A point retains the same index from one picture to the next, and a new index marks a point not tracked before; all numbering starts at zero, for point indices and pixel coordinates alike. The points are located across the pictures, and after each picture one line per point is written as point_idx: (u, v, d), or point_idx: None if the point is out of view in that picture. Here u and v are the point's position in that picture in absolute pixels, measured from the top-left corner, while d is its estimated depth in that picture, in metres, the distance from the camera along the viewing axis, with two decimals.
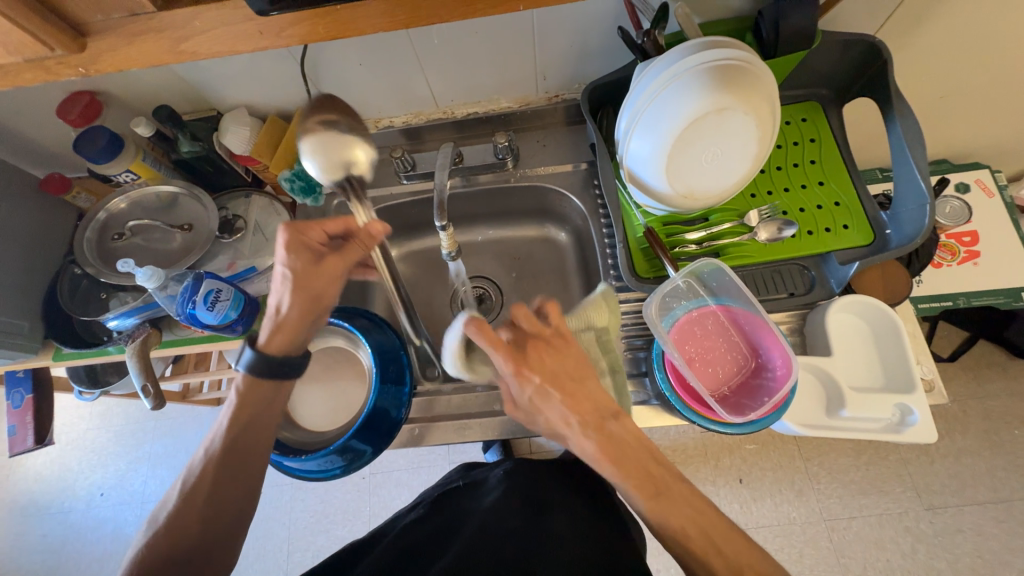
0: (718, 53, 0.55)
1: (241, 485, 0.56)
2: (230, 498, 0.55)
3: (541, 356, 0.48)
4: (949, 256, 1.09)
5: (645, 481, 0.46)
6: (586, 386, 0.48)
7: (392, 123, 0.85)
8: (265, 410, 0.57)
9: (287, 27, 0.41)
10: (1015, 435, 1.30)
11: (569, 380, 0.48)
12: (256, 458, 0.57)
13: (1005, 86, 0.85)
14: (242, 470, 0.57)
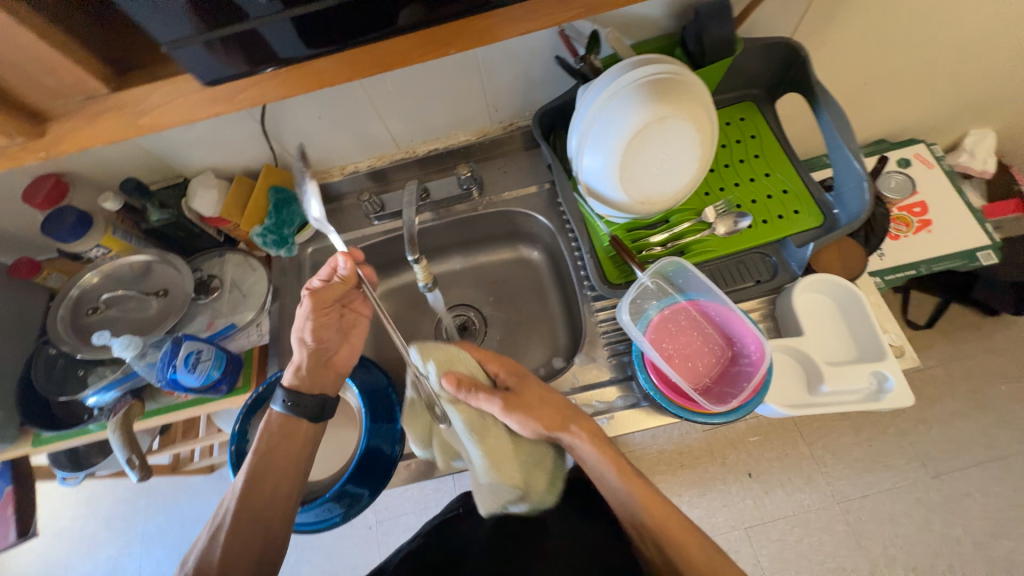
0: (650, 71, 0.60)
1: (261, 521, 0.58)
2: (252, 533, 0.57)
3: (523, 380, 0.66)
4: (904, 228, 1.14)
5: (621, 466, 0.62)
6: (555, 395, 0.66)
7: (357, 168, 0.88)
8: (284, 444, 0.62)
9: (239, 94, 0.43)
10: (1000, 390, 1.34)
11: (547, 392, 0.65)
12: (280, 493, 0.60)
13: (920, 66, 0.93)
14: (267, 501, 0.59)
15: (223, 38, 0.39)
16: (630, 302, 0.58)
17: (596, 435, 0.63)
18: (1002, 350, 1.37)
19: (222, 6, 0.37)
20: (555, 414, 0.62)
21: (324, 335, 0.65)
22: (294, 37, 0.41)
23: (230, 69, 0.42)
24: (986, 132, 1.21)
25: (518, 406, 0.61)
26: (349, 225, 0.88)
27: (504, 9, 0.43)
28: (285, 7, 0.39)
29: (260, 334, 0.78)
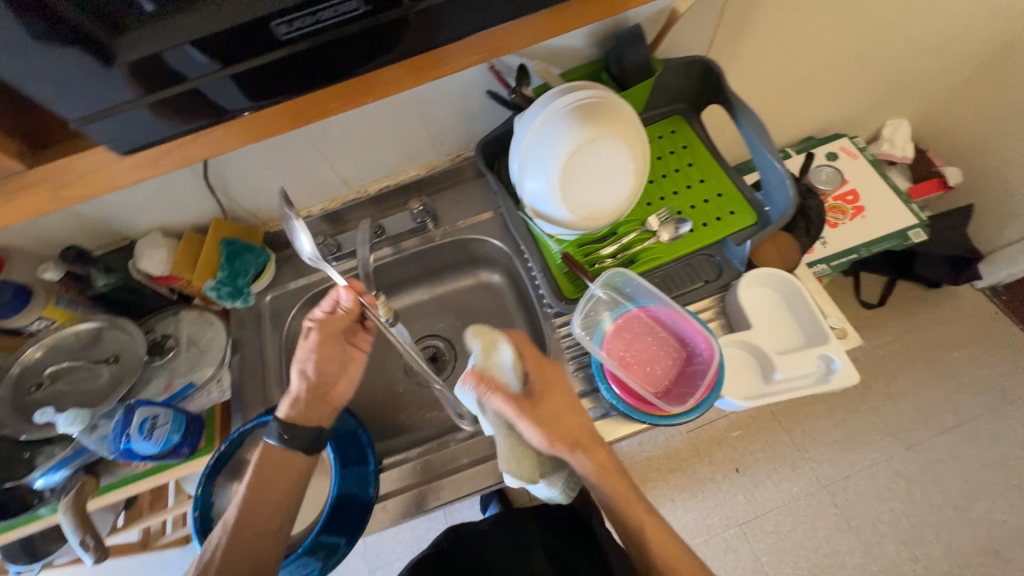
0: (577, 97, 0.64)
1: (252, 553, 0.58)
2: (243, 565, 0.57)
3: (550, 386, 0.61)
4: (841, 216, 1.22)
5: (626, 491, 0.60)
6: (582, 414, 0.61)
7: (311, 213, 0.88)
8: (277, 473, 0.62)
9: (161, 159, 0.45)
10: (954, 357, 1.41)
11: (573, 408, 0.61)
12: (270, 523, 0.60)
13: (826, 70, 1.02)
14: (258, 532, 0.59)
15: (163, 100, 0.40)
16: (582, 316, 0.61)
17: (599, 464, 0.59)
18: (949, 319, 1.45)
19: (160, 72, 0.38)
20: (569, 433, 0.59)
21: (323, 368, 0.66)
22: (233, 94, 0.42)
23: (168, 128, 0.43)
24: (900, 121, 1.31)
25: (532, 415, 0.58)
26: (308, 269, 0.88)
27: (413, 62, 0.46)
28: (223, 66, 0.39)
29: (221, 391, 0.76)
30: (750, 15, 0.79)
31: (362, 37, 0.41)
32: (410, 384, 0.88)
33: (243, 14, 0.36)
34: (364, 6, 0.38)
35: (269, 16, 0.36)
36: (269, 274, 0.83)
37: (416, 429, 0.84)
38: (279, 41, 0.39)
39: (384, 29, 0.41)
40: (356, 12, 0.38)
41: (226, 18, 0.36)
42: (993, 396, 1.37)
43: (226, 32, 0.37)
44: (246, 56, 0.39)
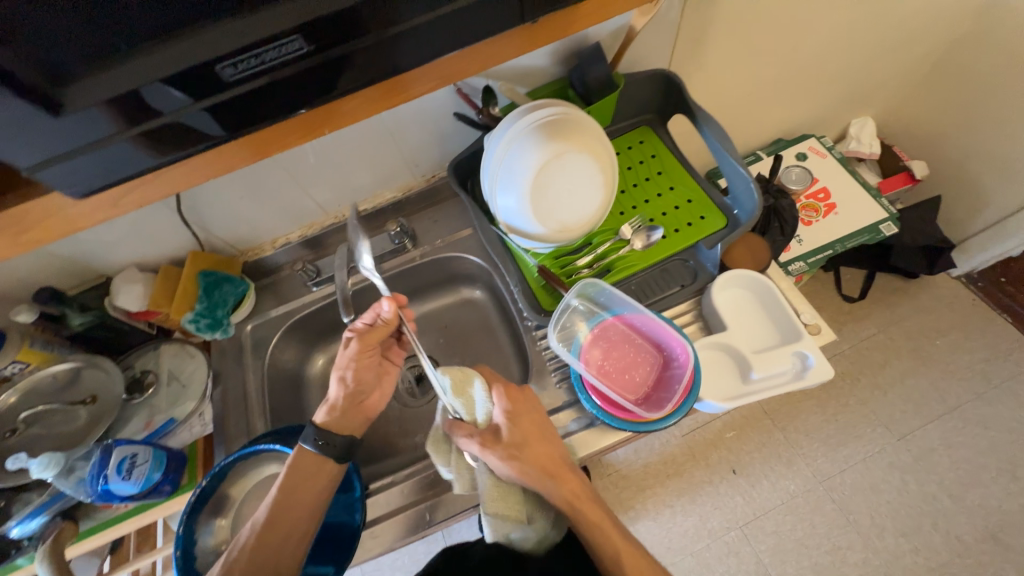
0: (541, 114, 0.66)
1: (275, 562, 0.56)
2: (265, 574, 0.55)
3: (520, 413, 0.63)
4: (814, 213, 1.25)
5: (603, 522, 0.59)
6: (557, 442, 0.63)
7: (289, 240, 0.88)
8: (308, 480, 0.60)
9: (125, 197, 0.45)
10: (936, 345, 1.44)
11: (546, 434, 0.63)
12: (294, 532, 0.58)
13: (788, 75, 1.05)
14: (280, 544, 0.57)
15: (143, 133, 0.40)
16: (557, 329, 0.63)
17: (570, 492, 0.60)
18: (930, 308, 1.48)
19: (135, 107, 0.38)
20: (541, 460, 0.60)
21: (362, 377, 0.65)
22: (198, 130, 0.42)
23: (155, 159, 0.43)
24: (865, 119, 1.36)
25: (500, 446, 0.59)
26: (288, 296, 0.88)
27: (365, 92, 0.46)
28: (196, 100, 0.39)
29: (203, 424, 0.75)
30: (707, 27, 0.82)
31: (316, 71, 0.41)
32: (397, 406, 0.87)
33: (188, 58, 0.36)
34: (307, 46, 0.38)
35: (214, 59, 0.37)
36: (248, 303, 0.83)
37: (404, 450, 0.84)
38: (225, 83, 0.39)
39: (331, 66, 0.41)
40: (302, 51, 0.39)
41: (171, 64, 0.36)
42: (978, 381, 1.39)
43: (168, 78, 0.37)
44: (198, 98, 0.39)
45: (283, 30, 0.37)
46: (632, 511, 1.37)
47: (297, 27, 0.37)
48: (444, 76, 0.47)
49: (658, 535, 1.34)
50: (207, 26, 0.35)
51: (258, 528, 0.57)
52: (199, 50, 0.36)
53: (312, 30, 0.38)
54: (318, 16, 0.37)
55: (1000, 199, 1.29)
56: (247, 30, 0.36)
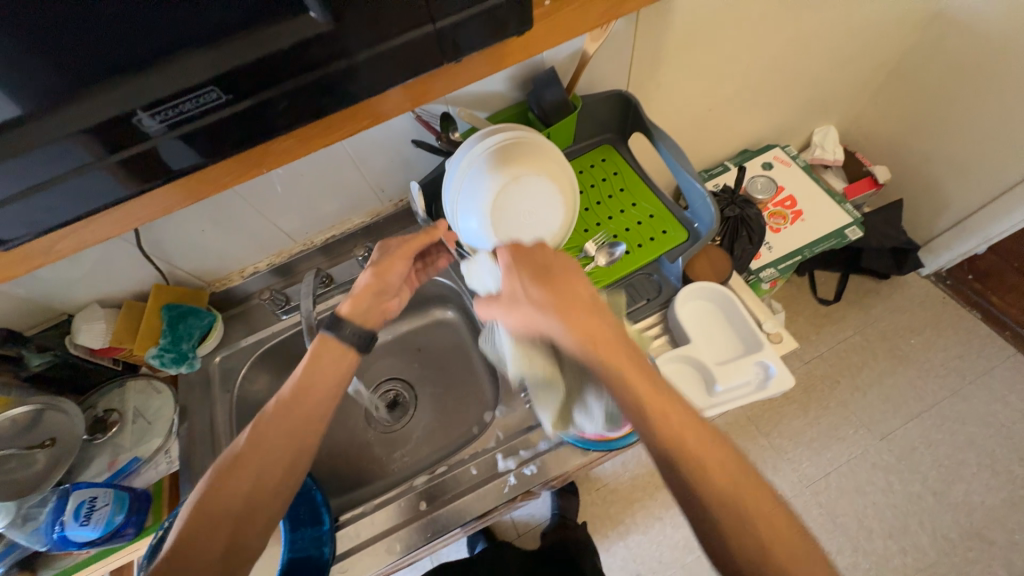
0: (496, 139, 0.67)
1: (295, 437, 0.57)
2: (280, 450, 0.56)
3: (524, 261, 0.57)
4: (782, 221, 1.29)
5: (630, 362, 0.52)
6: (582, 281, 0.56)
7: (257, 268, 0.87)
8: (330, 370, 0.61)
9: (66, 238, 0.44)
10: (911, 343, 1.46)
11: (566, 272, 0.57)
12: (313, 414, 0.58)
13: (747, 90, 1.09)
14: (299, 422, 0.57)
15: (123, 161, 0.38)
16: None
17: (583, 334, 0.53)
18: (903, 308, 1.51)
19: (114, 135, 0.36)
20: (554, 303, 0.54)
21: (389, 274, 0.66)
22: (137, 176, 0.40)
23: (128, 190, 0.41)
24: (829, 127, 1.41)
25: (506, 299, 0.57)
26: (259, 325, 0.87)
27: (298, 131, 0.44)
28: (175, 126, 0.37)
29: (169, 461, 0.74)
30: (660, 50, 0.85)
31: (286, 100, 0.39)
32: (371, 433, 0.86)
33: (107, 112, 0.35)
34: (226, 93, 0.37)
35: (130, 111, 0.35)
36: (215, 335, 0.82)
37: (380, 477, 0.82)
38: (150, 133, 0.37)
39: (278, 103, 0.39)
40: (222, 100, 0.37)
41: (88, 117, 0.34)
42: (953, 378, 1.41)
43: (86, 132, 0.35)
44: (124, 147, 0.37)
45: (200, 82, 0.35)
46: (622, 526, 1.33)
47: (212, 75, 0.35)
48: (383, 113, 0.45)
49: (649, 550, 1.30)
50: (121, 83, 0.33)
51: (271, 413, 0.57)
52: (115, 107, 0.34)
53: (230, 78, 0.36)
54: (234, 65, 0.35)
55: (959, 201, 1.33)
56: (163, 83, 0.34)
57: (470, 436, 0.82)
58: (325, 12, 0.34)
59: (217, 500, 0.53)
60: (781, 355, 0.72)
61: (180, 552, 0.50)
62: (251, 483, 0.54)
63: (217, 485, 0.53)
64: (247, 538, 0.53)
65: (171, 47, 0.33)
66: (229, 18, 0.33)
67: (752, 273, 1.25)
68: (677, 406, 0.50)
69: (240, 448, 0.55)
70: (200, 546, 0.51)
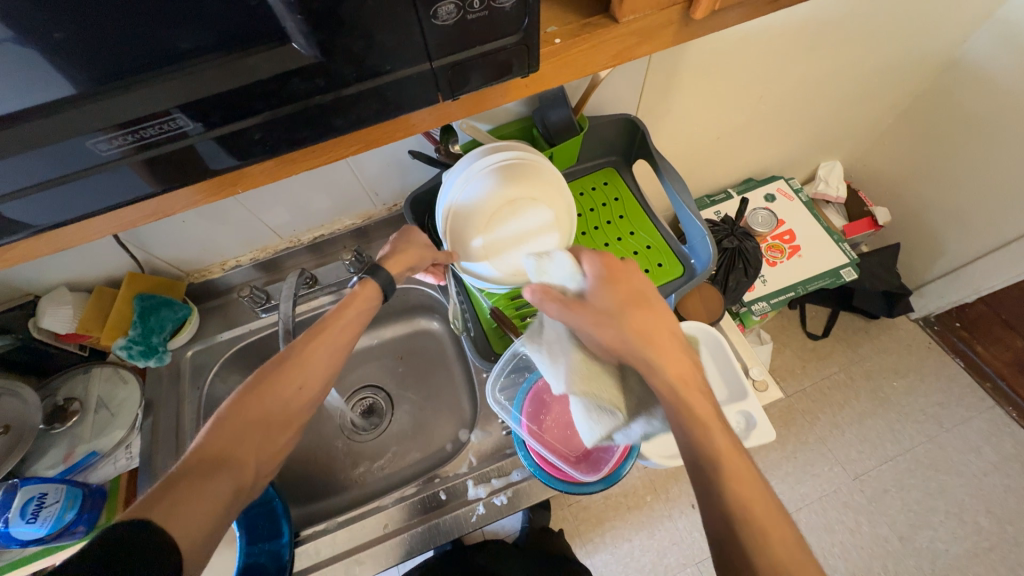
0: (500, 156, 0.64)
1: (327, 353, 0.54)
2: (315, 361, 0.53)
3: (614, 279, 0.55)
4: (779, 254, 1.28)
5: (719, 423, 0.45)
6: (671, 323, 0.53)
7: (239, 262, 0.85)
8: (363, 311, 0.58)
9: None
10: (894, 386, 1.47)
11: (655, 316, 0.53)
12: (346, 334, 0.56)
13: (759, 122, 1.08)
14: (334, 342, 0.55)
15: (157, 158, 0.30)
16: (502, 375, 0.68)
17: (673, 372, 0.49)
18: (888, 349, 1.52)
19: (129, 140, 0.28)
20: (642, 330, 0.52)
21: (416, 249, 0.65)
22: (93, 197, 0.32)
23: (157, 189, 0.33)
24: (834, 163, 1.40)
25: (590, 312, 0.54)
26: (236, 321, 0.85)
27: (319, 146, 0.36)
28: (210, 127, 0.29)
29: (130, 457, 0.72)
30: (672, 77, 0.83)
31: (336, 111, 0.31)
32: (343, 441, 0.84)
33: (44, 140, 0.27)
34: (195, 122, 0.29)
35: (73, 138, 0.27)
36: (189, 329, 0.80)
37: (348, 487, 0.80)
38: (99, 159, 0.29)
39: (328, 112, 0.31)
40: (189, 129, 0.29)
41: (10, 145, 0.26)
42: (931, 424, 1.42)
43: (52, 148, 0.27)
44: (68, 172, 0.29)
45: (157, 108, 0.27)
46: (591, 544, 1.33)
47: (176, 103, 0.27)
48: None
49: (615, 571, 1.30)
50: (52, 110, 0.25)
51: (303, 339, 0.54)
52: (51, 134, 0.26)
53: (200, 106, 0.28)
54: (204, 94, 0.27)
55: (956, 250, 1.33)
56: (109, 112, 0.26)
57: (443, 453, 0.81)
58: (317, 35, 0.26)
59: (243, 425, 0.49)
60: (765, 407, 0.72)
61: (205, 458, 0.46)
62: (280, 406, 0.51)
63: (255, 394, 0.50)
64: (273, 453, 0.51)
65: (199, 42, 0.25)
66: (195, 37, 0.25)
67: (743, 305, 1.26)
68: (783, 522, 0.39)
69: (286, 359, 0.53)
70: (233, 450, 0.48)
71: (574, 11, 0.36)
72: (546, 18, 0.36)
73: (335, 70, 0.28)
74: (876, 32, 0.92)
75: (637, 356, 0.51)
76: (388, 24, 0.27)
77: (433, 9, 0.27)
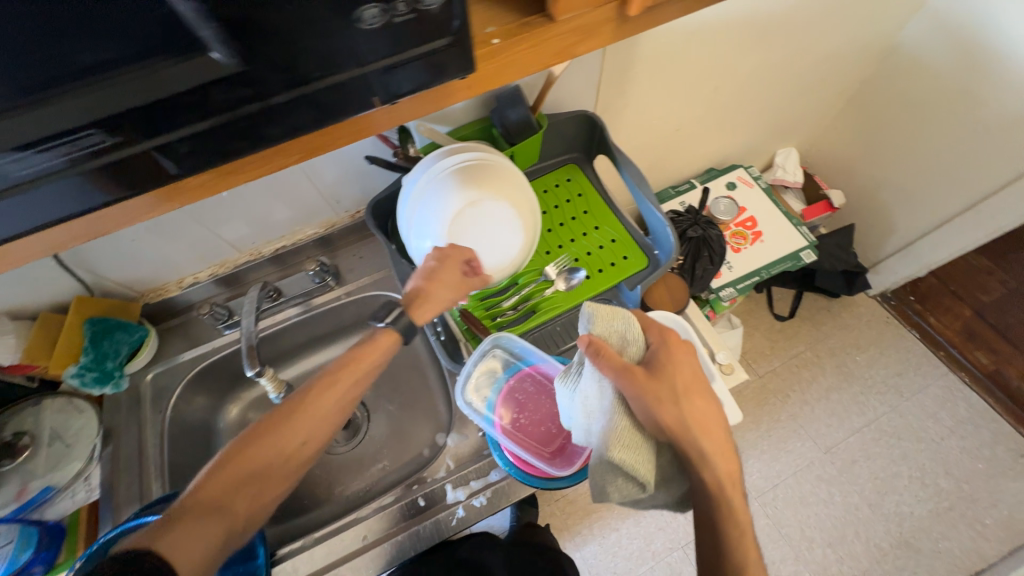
0: (461, 159, 0.64)
1: (330, 407, 0.58)
2: (318, 417, 0.57)
3: (677, 364, 0.56)
4: (742, 241, 1.32)
5: (745, 526, 0.51)
6: (721, 416, 0.56)
7: (198, 279, 0.82)
8: (371, 367, 0.60)
9: None
10: (857, 360, 1.54)
11: (710, 406, 0.55)
12: (348, 389, 0.59)
13: (715, 112, 1.11)
14: (337, 396, 0.58)
15: (83, 176, 0.29)
16: (474, 375, 0.68)
17: (722, 471, 0.52)
18: (851, 325, 1.59)
19: (44, 157, 0.27)
20: (700, 420, 0.54)
21: (442, 273, 0.63)
22: (15, 218, 0.30)
23: (89, 206, 0.31)
24: (790, 149, 1.46)
25: (654, 389, 0.52)
26: (198, 340, 0.82)
27: (257, 156, 0.35)
28: (134, 140, 0.28)
29: (89, 489, 0.69)
30: (628, 71, 0.84)
31: (267, 118, 0.30)
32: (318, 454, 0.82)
33: None
34: (109, 138, 0.27)
35: None
36: (147, 350, 0.77)
37: (327, 501, 0.79)
38: (15, 179, 0.27)
39: (258, 121, 0.30)
40: (107, 145, 0.28)
41: None
42: (892, 394, 1.49)
43: None
44: None
45: (70, 124, 0.26)
46: (579, 536, 1.34)
47: (86, 120, 0.26)
48: None
49: (604, 560, 1.32)
50: None
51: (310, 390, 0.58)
52: None
53: (114, 121, 0.27)
54: (118, 108, 0.26)
55: (906, 228, 1.40)
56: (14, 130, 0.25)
57: (422, 459, 0.80)
58: (237, 43, 0.26)
59: (245, 468, 0.53)
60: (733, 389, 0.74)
61: (205, 502, 0.51)
62: (279, 454, 0.55)
63: (262, 442, 0.54)
64: (265, 502, 0.54)
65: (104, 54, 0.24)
66: (105, 48, 0.23)
67: (712, 292, 1.29)
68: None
69: (294, 407, 0.56)
70: (233, 496, 0.52)
71: (511, 10, 0.36)
72: (484, 18, 0.36)
73: (259, 78, 0.28)
74: (820, 21, 0.96)
75: (691, 443, 0.52)
76: (311, 29, 0.26)
77: (357, 13, 0.26)
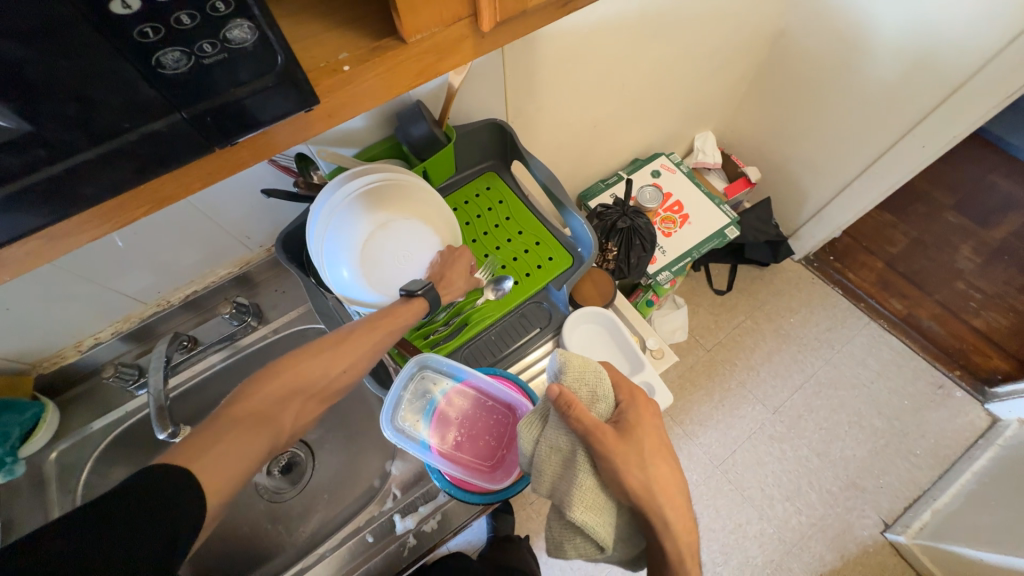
0: (361, 180, 0.62)
1: (361, 349, 0.59)
2: (351, 354, 0.59)
3: (644, 426, 0.56)
4: (672, 225, 1.38)
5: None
6: (682, 480, 0.57)
7: (99, 339, 0.74)
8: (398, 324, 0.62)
9: None
10: (791, 322, 1.64)
11: (673, 471, 0.56)
12: (376, 335, 0.60)
13: (627, 106, 1.15)
14: (369, 341, 0.60)
15: None
16: (406, 401, 0.67)
17: (681, 539, 0.54)
18: (783, 290, 1.69)
19: None
20: (664, 486, 0.54)
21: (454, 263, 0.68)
22: None
23: None
24: (706, 133, 1.54)
25: (622, 453, 0.52)
26: (109, 405, 0.76)
27: (91, 214, 0.32)
28: None
29: None
30: (533, 74, 0.85)
31: (83, 175, 0.29)
32: (260, 506, 0.78)
33: None
34: None
35: None
36: (45, 428, 0.71)
37: (275, 553, 0.75)
38: None
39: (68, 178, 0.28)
40: None
41: None
42: (825, 349, 1.60)
43: None
44: None
45: None
46: None
47: None
48: None
49: None
50: None
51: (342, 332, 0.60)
52: None
53: None
54: None
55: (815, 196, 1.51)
56: None
57: (372, 491, 0.77)
58: (15, 104, 0.24)
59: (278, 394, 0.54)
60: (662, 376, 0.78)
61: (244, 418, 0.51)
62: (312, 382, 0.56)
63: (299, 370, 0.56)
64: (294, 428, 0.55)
65: None
66: None
67: (650, 278, 1.33)
68: None
69: (333, 341, 0.58)
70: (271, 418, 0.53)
71: (366, 34, 0.35)
72: (337, 45, 0.35)
73: (57, 136, 0.27)
74: (707, 11, 1.01)
75: (653, 507, 0.53)
76: (103, 82, 0.26)
77: (156, 59, 0.27)
